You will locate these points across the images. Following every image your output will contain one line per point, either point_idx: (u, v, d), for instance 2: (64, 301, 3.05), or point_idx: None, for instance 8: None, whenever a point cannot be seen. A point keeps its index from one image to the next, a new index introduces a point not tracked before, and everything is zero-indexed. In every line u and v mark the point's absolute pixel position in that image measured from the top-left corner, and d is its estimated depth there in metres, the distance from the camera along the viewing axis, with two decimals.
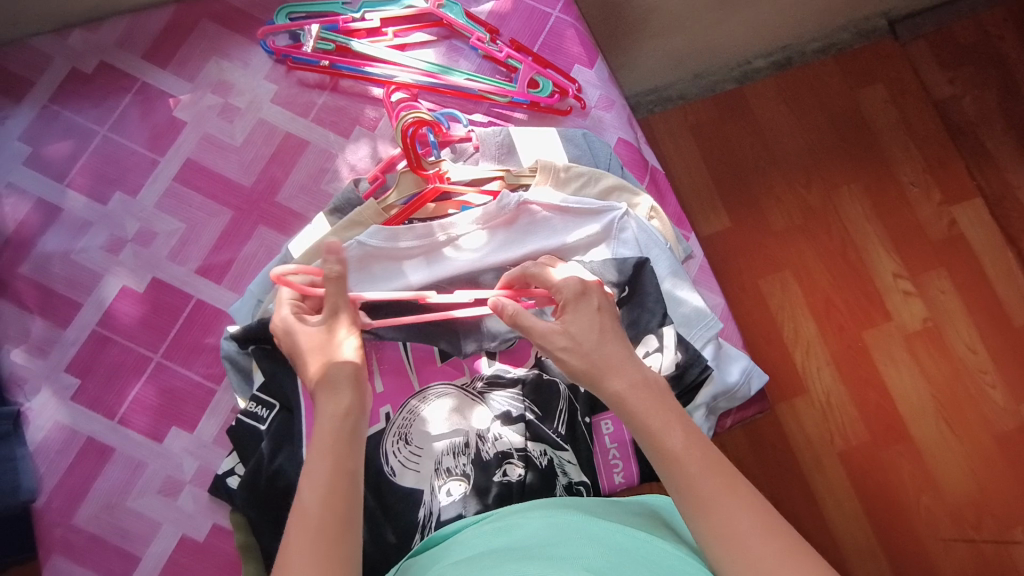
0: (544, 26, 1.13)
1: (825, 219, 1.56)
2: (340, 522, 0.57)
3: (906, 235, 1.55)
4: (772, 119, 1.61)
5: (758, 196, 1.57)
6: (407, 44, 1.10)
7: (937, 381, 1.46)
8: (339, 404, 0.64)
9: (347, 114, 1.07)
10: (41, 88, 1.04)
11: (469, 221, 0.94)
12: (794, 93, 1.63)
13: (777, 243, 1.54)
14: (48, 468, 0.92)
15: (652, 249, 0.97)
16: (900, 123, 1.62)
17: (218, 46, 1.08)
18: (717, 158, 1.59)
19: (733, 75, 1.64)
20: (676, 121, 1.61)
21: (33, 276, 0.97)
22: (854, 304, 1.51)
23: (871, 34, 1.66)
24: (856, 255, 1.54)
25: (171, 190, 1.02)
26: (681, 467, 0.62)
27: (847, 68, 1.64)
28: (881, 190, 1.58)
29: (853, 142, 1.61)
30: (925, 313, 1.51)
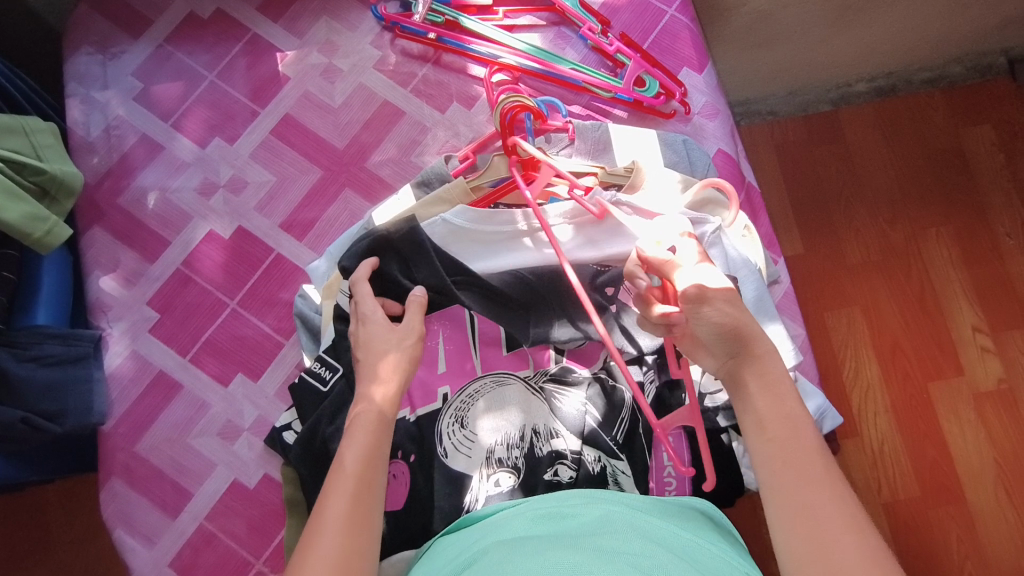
0: (657, 24, 1.10)
1: (906, 261, 1.48)
2: (372, 489, 0.62)
3: (992, 290, 1.46)
4: (864, 148, 1.55)
5: (839, 228, 1.50)
6: (515, 27, 1.09)
7: (1003, 446, 1.38)
8: (366, 410, 0.68)
9: (446, 89, 1.06)
10: (158, 27, 1.06)
11: (558, 214, 0.94)
12: (892, 123, 1.55)
13: (852, 278, 1.47)
14: (120, 395, 0.95)
15: (740, 270, 0.93)
16: (1007, 170, 1.52)
17: (330, 6, 1.08)
18: (798, 182, 1.53)
19: (829, 96, 1.57)
20: (760, 137, 1.57)
21: (128, 209, 1.00)
22: (925, 353, 1.43)
23: (986, 70, 1.56)
24: (934, 303, 1.46)
25: (266, 142, 1.03)
26: (776, 464, 0.61)
27: (957, 104, 1.55)
28: (973, 239, 1.49)
29: (950, 184, 1.51)
30: (1001, 374, 1.42)
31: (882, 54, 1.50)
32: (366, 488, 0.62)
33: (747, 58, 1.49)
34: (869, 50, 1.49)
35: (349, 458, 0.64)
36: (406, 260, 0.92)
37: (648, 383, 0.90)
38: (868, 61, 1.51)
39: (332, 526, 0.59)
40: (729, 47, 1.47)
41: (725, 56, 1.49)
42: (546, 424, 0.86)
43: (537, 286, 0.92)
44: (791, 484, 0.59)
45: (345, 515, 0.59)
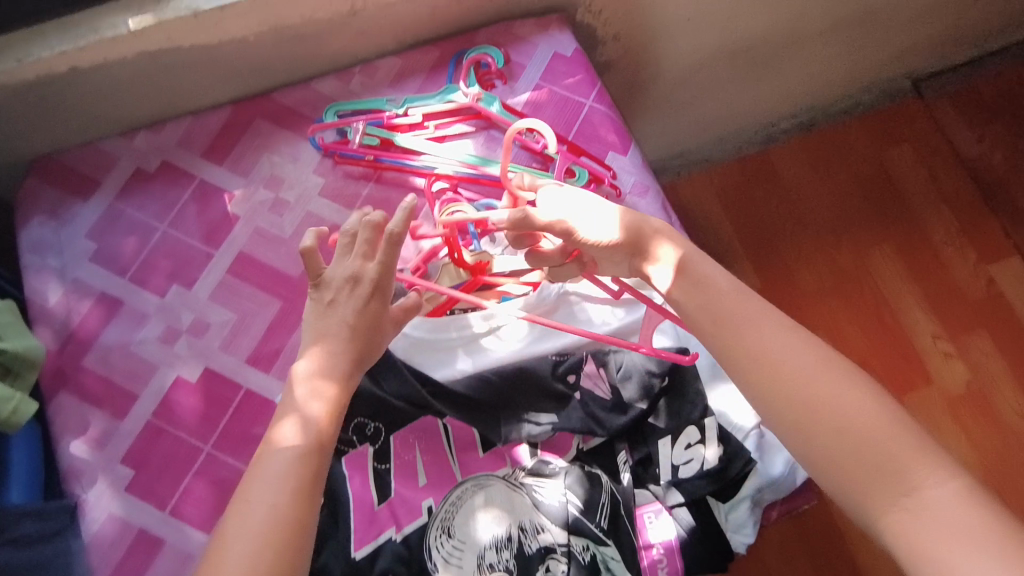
0: (578, 115, 1.18)
1: (857, 280, 1.69)
2: (303, 489, 0.68)
3: (945, 297, 1.65)
4: (800, 184, 1.78)
5: (791, 261, 1.71)
6: (446, 137, 1.15)
7: (980, 442, 1.54)
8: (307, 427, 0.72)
9: (391, 205, 1.12)
10: (107, 186, 1.10)
11: (511, 311, 0.99)
12: (819, 159, 1.80)
13: (812, 304, 1.67)
14: (102, 560, 0.93)
15: (690, 339, 0.98)
16: (929, 182, 1.76)
17: (270, 143, 1.14)
18: (746, 223, 1.75)
19: (759, 138, 1.81)
20: (702, 184, 1.80)
21: (94, 368, 1.01)
22: (891, 362, 1.61)
23: (894, 95, 1.83)
24: (891, 315, 1.65)
25: (224, 282, 1.07)
26: (726, 320, 0.75)
27: (874, 131, 1.81)
28: (914, 251, 1.70)
29: (881, 205, 1.75)
30: (967, 375, 1.59)
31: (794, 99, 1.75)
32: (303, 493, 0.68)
33: (680, 114, 1.66)
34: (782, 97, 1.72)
35: (269, 484, 0.67)
36: (374, 378, 0.94)
37: (622, 464, 0.93)
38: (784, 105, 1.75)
39: (251, 525, 0.65)
40: (652, 111, 1.63)
41: (647, 120, 1.65)
42: (531, 518, 0.89)
43: (503, 388, 0.95)
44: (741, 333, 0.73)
45: (270, 513, 0.66)
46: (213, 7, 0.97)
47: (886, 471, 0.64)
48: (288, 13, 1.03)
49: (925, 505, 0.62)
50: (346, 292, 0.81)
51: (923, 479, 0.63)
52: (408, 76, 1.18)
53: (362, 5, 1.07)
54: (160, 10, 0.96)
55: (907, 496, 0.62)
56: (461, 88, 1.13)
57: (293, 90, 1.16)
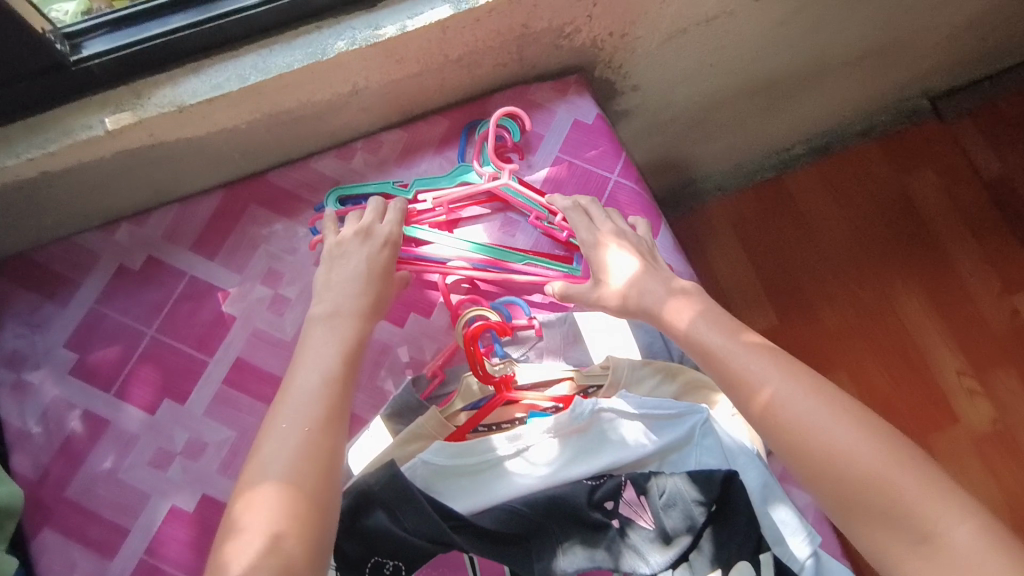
0: (602, 192, 1.08)
1: (879, 314, 1.60)
2: (313, 466, 0.66)
3: (969, 330, 1.57)
4: (817, 211, 1.68)
5: (809, 294, 1.62)
6: (461, 221, 1.05)
7: (1010, 484, 1.46)
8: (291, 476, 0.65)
9: (401, 301, 1.02)
10: (88, 288, 1.00)
11: (539, 431, 0.89)
12: (837, 183, 1.70)
13: (832, 341, 1.58)
14: None
15: (739, 458, 0.88)
16: (950, 206, 1.66)
17: (266, 232, 1.04)
18: (763, 255, 1.65)
19: (772, 163, 1.72)
20: (716, 214, 1.69)
21: (78, 500, 0.91)
22: (917, 403, 1.53)
23: (912, 114, 1.73)
24: (915, 351, 1.56)
25: (221, 394, 0.97)
26: (743, 372, 0.69)
27: (892, 153, 1.71)
28: (936, 281, 1.61)
29: (901, 232, 1.65)
30: (995, 415, 1.51)
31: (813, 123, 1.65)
32: (316, 469, 0.66)
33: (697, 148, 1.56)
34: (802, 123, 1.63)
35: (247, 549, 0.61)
36: (392, 515, 0.84)
37: None
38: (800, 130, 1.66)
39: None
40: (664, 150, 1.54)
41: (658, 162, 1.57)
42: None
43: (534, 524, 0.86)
44: (761, 386, 0.67)
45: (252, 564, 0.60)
46: (201, 100, 0.88)
47: (901, 523, 0.59)
48: (284, 100, 0.93)
49: (944, 552, 0.57)
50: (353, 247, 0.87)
51: (939, 523, 0.58)
52: (415, 152, 1.08)
53: (364, 84, 0.97)
54: (140, 107, 0.87)
55: (925, 544, 0.58)
56: (475, 168, 1.04)
57: (291, 172, 1.07)
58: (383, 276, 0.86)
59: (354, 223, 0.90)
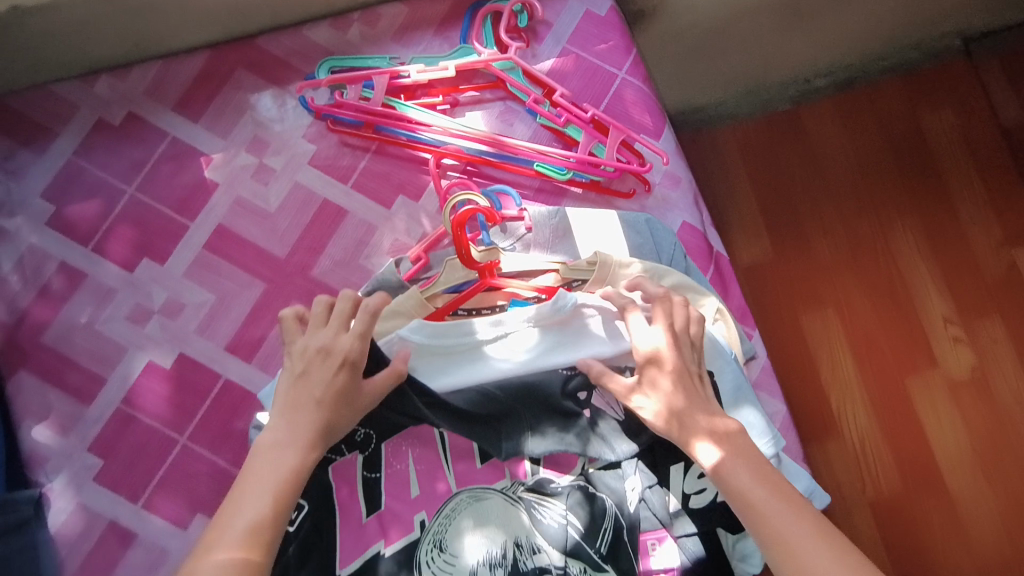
0: (608, 88, 1.02)
1: (872, 249, 1.42)
2: (261, 562, 0.64)
3: (960, 273, 1.41)
4: (824, 136, 1.48)
5: (803, 220, 1.44)
6: (458, 105, 1.00)
7: (980, 433, 1.34)
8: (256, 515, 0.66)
9: (390, 181, 0.99)
10: (64, 139, 0.96)
11: (520, 319, 0.88)
12: (851, 112, 1.49)
13: (820, 274, 1.41)
14: (68, 553, 0.89)
15: (715, 361, 0.89)
16: (963, 146, 1.47)
17: (253, 98, 1.00)
18: (764, 179, 1.46)
19: (789, 95, 1.50)
20: (722, 137, 1.48)
21: (56, 347, 0.93)
22: (897, 344, 1.38)
23: (942, 53, 1.50)
24: (903, 290, 1.40)
25: (201, 258, 0.96)
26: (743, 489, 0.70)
27: (914, 87, 1.49)
28: (937, 221, 1.44)
29: (908, 164, 1.46)
30: (974, 362, 1.37)
31: (839, 45, 1.46)
32: (276, 517, 0.67)
33: (710, 64, 1.43)
34: (823, 44, 1.45)
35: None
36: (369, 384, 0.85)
37: (630, 491, 0.87)
38: (821, 53, 1.46)
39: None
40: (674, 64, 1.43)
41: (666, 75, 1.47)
42: (521, 527, 0.84)
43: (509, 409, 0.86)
44: (761, 509, 0.68)
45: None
46: None
47: None
48: None
49: None
50: (308, 363, 0.77)
51: None
52: (415, 29, 1.02)
53: None
54: None
55: None
56: (476, 49, 0.98)
57: (282, 38, 1.01)
58: (340, 401, 0.76)
59: (315, 329, 0.80)
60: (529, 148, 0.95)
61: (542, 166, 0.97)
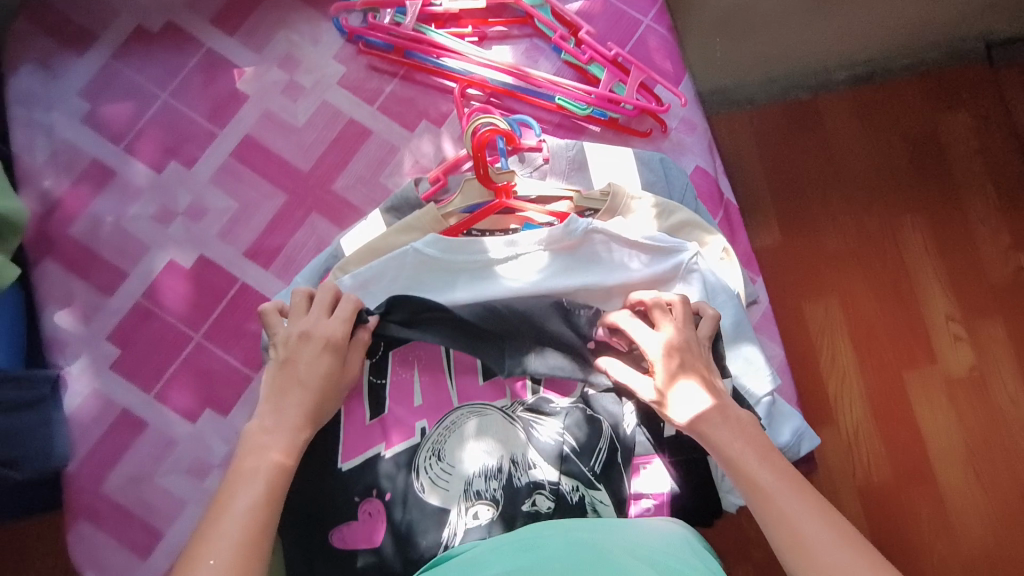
0: (633, 34, 1.05)
1: (881, 246, 1.43)
2: (261, 541, 0.60)
3: (965, 275, 1.41)
4: (840, 131, 1.48)
5: (814, 211, 1.44)
6: (486, 38, 1.03)
7: (975, 430, 1.34)
8: (251, 498, 0.63)
9: (415, 106, 1.02)
10: (105, 42, 1.00)
11: (533, 241, 0.91)
12: (869, 108, 1.49)
13: (827, 266, 1.42)
14: (82, 434, 0.92)
15: (718, 296, 0.91)
16: (978, 153, 1.47)
17: (288, 18, 1.03)
18: (777, 169, 1.46)
19: (809, 84, 1.49)
20: (739, 122, 1.48)
21: (82, 239, 0.96)
22: (899, 338, 1.38)
23: (965, 56, 1.49)
24: (908, 287, 1.41)
25: (227, 165, 0.99)
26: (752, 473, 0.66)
27: (933, 88, 1.49)
28: (946, 222, 1.44)
29: (922, 165, 1.46)
30: (973, 361, 1.37)
31: (863, 36, 1.44)
32: (271, 502, 0.64)
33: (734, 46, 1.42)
34: (849, 33, 1.43)
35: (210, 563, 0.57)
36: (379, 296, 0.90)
37: (626, 413, 0.87)
38: (847, 44, 1.44)
39: None
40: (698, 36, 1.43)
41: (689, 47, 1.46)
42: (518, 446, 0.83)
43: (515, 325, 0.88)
44: (768, 492, 0.64)
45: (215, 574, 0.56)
46: None
47: None
48: None
49: None
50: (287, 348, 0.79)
51: None
52: None
53: None
54: None
55: None
56: None
57: None
58: (320, 384, 0.77)
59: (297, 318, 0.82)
60: (551, 82, 0.98)
61: (563, 102, 1.00)
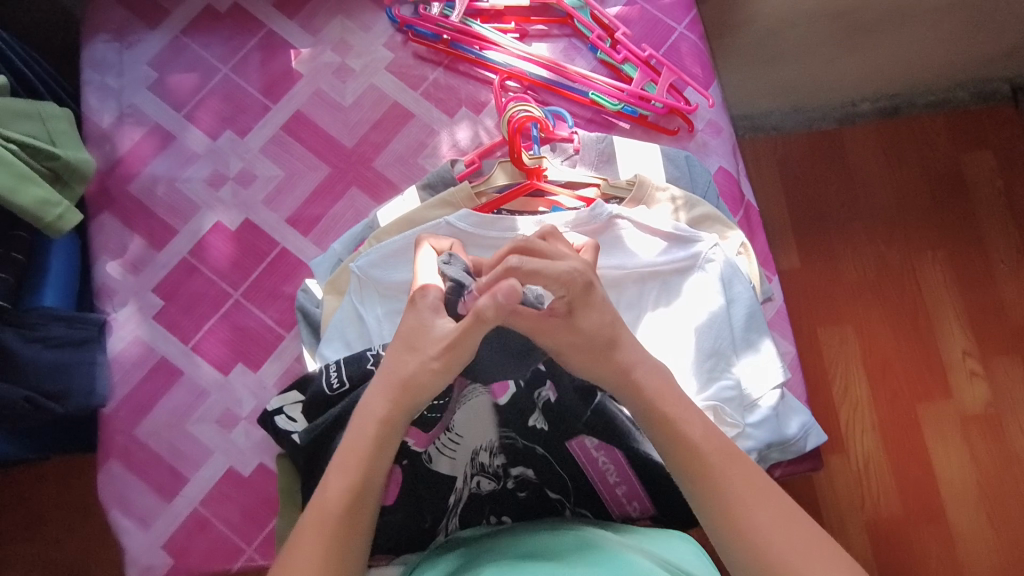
0: (666, 39, 1.11)
1: (900, 280, 1.45)
2: (343, 553, 0.59)
3: (984, 314, 1.43)
4: (864, 164, 1.51)
5: (834, 244, 1.47)
6: (528, 35, 1.10)
7: (987, 469, 1.34)
8: (330, 509, 0.60)
9: (456, 94, 1.08)
10: (176, 18, 1.08)
11: (560, 222, 0.95)
12: (894, 143, 1.52)
13: (846, 296, 1.44)
14: (122, 378, 0.96)
15: (734, 285, 0.94)
16: (1003, 194, 1.49)
17: (344, 7, 1.11)
18: (800, 199, 1.50)
19: (834, 116, 1.53)
20: (764, 150, 1.52)
21: (138, 196, 1.02)
22: (914, 371, 1.40)
23: (989, 97, 1.53)
24: (925, 322, 1.43)
25: (277, 137, 1.05)
26: (693, 440, 0.63)
27: (959, 127, 1.53)
28: (966, 259, 1.46)
29: (944, 202, 1.49)
30: (987, 398, 1.38)
31: (885, 74, 1.47)
32: (357, 509, 0.61)
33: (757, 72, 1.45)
34: (872, 71, 1.46)
35: None
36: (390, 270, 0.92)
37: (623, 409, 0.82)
38: (870, 80, 1.48)
39: None
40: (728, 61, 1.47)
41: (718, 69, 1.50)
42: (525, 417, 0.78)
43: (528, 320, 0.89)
44: (695, 448, 0.63)
45: None
46: None
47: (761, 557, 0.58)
48: None
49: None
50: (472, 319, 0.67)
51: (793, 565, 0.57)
52: None
53: None
54: None
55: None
56: None
57: None
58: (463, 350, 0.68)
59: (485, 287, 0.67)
60: (585, 77, 1.04)
61: (596, 97, 1.05)
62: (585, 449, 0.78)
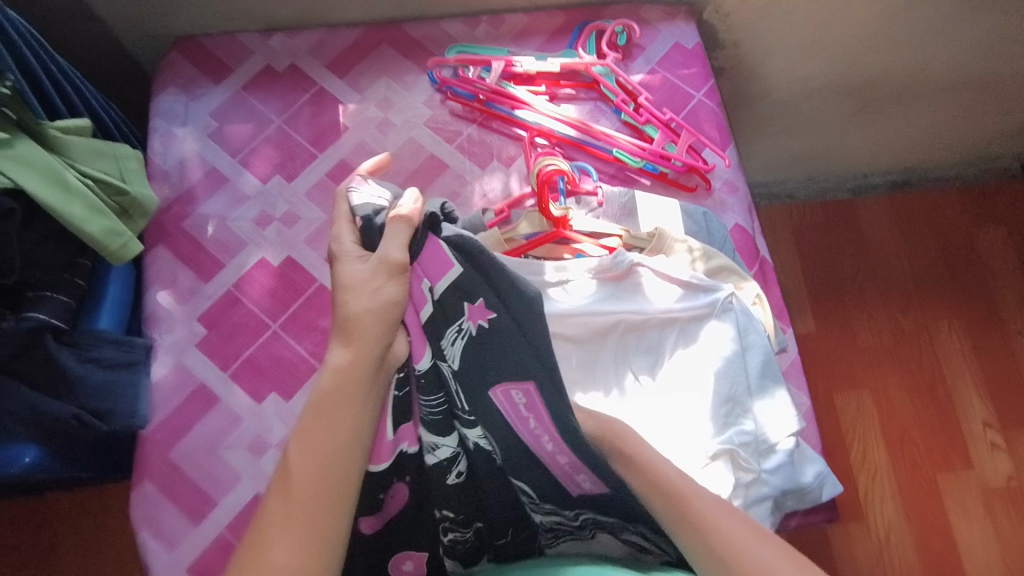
0: (686, 105, 1.19)
1: (916, 348, 1.47)
2: (326, 522, 0.65)
3: (1003, 386, 1.44)
4: (879, 235, 1.57)
5: (851, 311, 1.51)
6: (557, 97, 1.19)
7: (1012, 546, 1.32)
8: (302, 474, 0.65)
9: (488, 148, 1.16)
10: (237, 75, 1.20)
11: (582, 268, 1.00)
12: (907, 216, 1.58)
13: (863, 363, 1.46)
14: (162, 401, 1.01)
15: (750, 335, 0.98)
16: (1019, 268, 1.53)
17: (390, 69, 1.21)
18: (817, 265, 1.55)
19: (847, 187, 1.61)
20: (779, 219, 1.60)
21: (191, 232, 1.10)
22: (933, 440, 1.40)
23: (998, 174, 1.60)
24: (943, 392, 1.44)
25: (322, 183, 1.14)
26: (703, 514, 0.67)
27: (970, 203, 1.59)
28: (982, 330, 1.48)
29: (959, 274, 1.53)
30: (1010, 472, 1.37)
31: (897, 149, 1.55)
32: (327, 479, 0.66)
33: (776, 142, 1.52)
34: (882, 147, 1.54)
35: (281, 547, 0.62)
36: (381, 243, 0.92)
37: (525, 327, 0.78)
38: (881, 155, 1.56)
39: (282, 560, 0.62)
40: None
41: None
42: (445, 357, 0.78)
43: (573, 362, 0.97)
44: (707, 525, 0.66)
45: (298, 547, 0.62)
46: None
47: None
48: None
49: None
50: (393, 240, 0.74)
51: None
52: (530, 35, 1.23)
53: None
54: None
55: None
56: (580, 54, 1.18)
57: (422, 26, 1.25)
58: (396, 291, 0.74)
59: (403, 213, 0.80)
60: (609, 136, 1.12)
61: (619, 155, 1.13)
62: (511, 399, 0.78)
